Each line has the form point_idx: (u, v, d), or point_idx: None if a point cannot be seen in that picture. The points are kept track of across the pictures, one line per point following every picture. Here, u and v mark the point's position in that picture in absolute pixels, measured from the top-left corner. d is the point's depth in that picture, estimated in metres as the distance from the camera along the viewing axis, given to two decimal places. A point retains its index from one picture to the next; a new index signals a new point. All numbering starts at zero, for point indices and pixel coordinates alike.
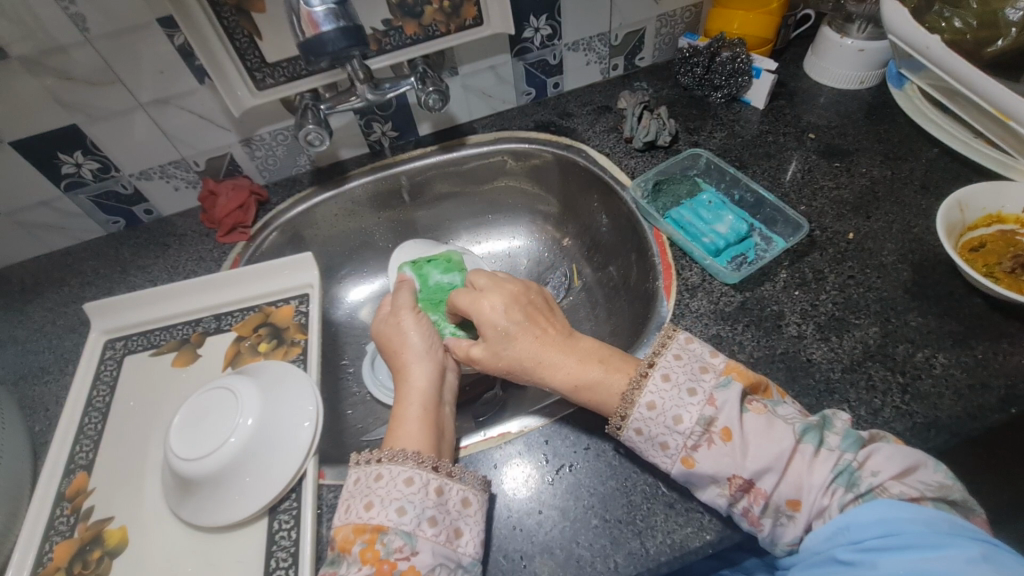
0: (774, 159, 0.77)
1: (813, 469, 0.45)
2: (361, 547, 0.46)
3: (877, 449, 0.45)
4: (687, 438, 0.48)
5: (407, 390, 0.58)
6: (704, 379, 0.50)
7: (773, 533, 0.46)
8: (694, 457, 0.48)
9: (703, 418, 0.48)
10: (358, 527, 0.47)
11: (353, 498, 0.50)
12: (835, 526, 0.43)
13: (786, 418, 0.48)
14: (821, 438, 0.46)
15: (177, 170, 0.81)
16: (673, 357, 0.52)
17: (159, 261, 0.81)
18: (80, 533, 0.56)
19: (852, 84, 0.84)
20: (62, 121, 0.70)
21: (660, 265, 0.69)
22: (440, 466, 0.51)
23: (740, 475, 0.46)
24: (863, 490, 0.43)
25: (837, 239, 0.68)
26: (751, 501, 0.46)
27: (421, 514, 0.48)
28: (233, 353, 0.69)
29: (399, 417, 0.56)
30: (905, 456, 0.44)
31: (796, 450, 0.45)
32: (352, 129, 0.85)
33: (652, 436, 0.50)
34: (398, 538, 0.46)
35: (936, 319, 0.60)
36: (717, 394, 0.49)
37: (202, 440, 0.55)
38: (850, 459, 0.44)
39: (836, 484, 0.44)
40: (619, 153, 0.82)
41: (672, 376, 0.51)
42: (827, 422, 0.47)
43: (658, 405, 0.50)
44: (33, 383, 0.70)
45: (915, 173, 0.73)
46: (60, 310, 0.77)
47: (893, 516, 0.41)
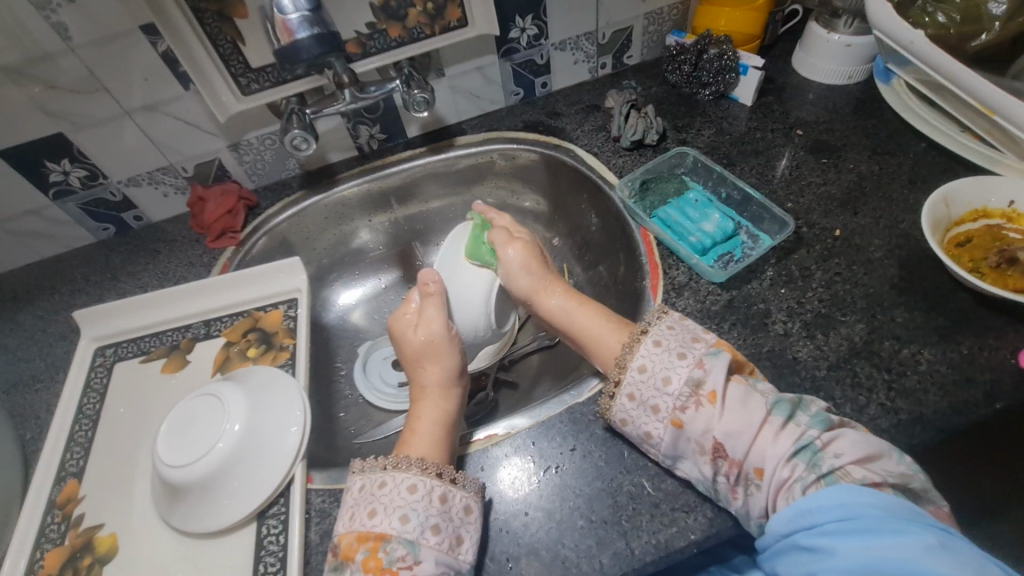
0: (762, 156, 0.77)
1: (778, 439, 0.47)
2: (365, 555, 0.47)
3: (843, 433, 0.47)
4: (676, 400, 0.51)
5: (426, 408, 0.59)
6: (695, 347, 0.53)
7: (745, 505, 0.48)
8: (682, 417, 0.50)
9: (691, 380, 0.51)
10: (361, 535, 0.48)
11: (357, 505, 0.50)
12: (795, 510, 0.44)
13: (762, 390, 0.51)
14: (791, 412, 0.49)
15: (165, 176, 0.81)
16: (667, 327, 0.55)
17: (149, 268, 0.81)
18: (71, 540, 0.56)
19: (839, 79, 0.83)
20: (48, 129, 0.71)
21: (647, 264, 0.69)
22: (444, 472, 0.51)
23: (716, 440, 0.48)
24: (825, 472, 0.45)
25: (824, 236, 0.67)
26: (728, 469, 0.48)
27: (424, 522, 0.48)
28: (223, 358, 0.69)
29: (415, 432, 0.57)
30: (868, 444, 0.46)
31: (766, 421, 0.48)
32: (340, 132, 0.85)
33: (644, 401, 0.52)
34: (401, 547, 0.47)
35: (922, 314, 0.60)
36: (706, 359, 0.51)
37: (190, 447, 0.55)
38: (813, 437, 0.47)
39: (798, 459, 0.46)
40: (606, 152, 0.82)
41: (664, 343, 0.53)
42: (802, 402, 0.50)
43: (649, 368, 0.53)
44: (23, 392, 0.70)
45: (902, 169, 0.73)
46: (50, 318, 0.77)
47: (851, 500, 0.43)
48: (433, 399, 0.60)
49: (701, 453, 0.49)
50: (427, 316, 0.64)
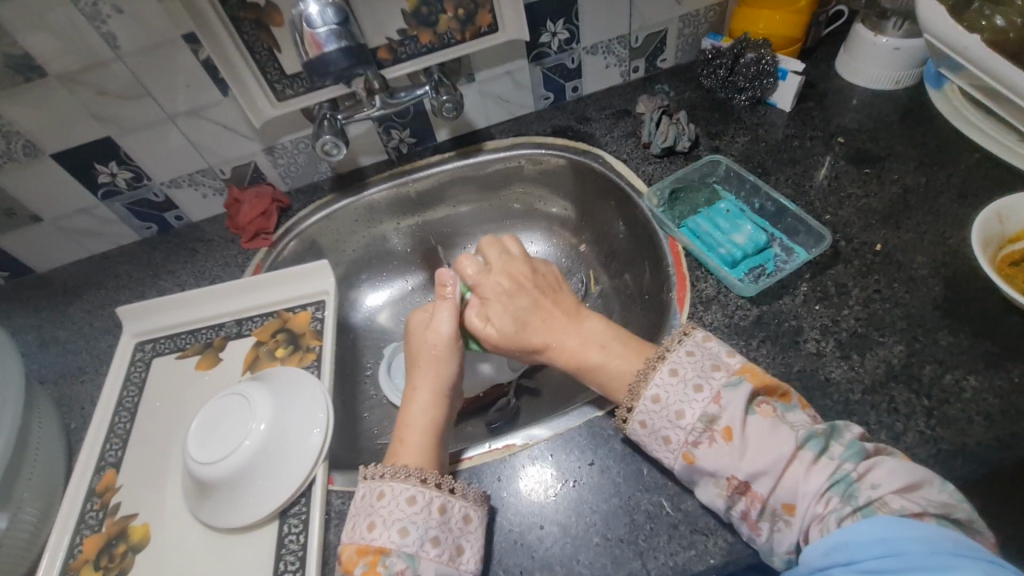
0: (799, 164, 0.74)
1: (810, 475, 0.45)
2: (363, 569, 0.48)
3: (880, 462, 0.45)
4: (689, 434, 0.49)
5: (415, 415, 0.58)
6: (715, 376, 0.50)
7: (770, 541, 0.47)
8: (695, 453, 0.48)
9: (706, 415, 0.49)
10: (360, 548, 0.48)
11: (357, 517, 0.50)
12: (831, 543, 0.42)
13: (793, 424, 0.47)
14: (824, 446, 0.46)
15: (204, 178, 0.84)
16: (685, 353, 0.53)
17: (187, 266, 0.84)
18: (107, 527, 0.59)
19: (886, 84, 0.79)
20: (97, 133, 0.74)
21: (674, 276, 0.67)
22: (442, 483, 0.51)
23: (737, 477, 0.46)
24: (862, 504, 0.43)
25: (863, 251, 0.64)
26: (748, 505, 0.46)
27: (424, 535, 0.48)
28: (252, 357, 0.71)
29: (403, 441, 0.56)
30: (909, 473, 0.44)
31: (795, 456, 0.46)
32: (371, 137, 0.86)
33: (656, 430, 0.51)
34: (400, 560, 0.47)
35: (968, 338, 0.56)
36: (724, 392, 0.49)
37: (218, 444, 0.57)
38: (848, 470, 0.45)
39: (832, 492, 0.44)
40: (636, 159, 0.81)
41: (680, 371, 0.51)
42: (835, 431, 0.47)
43: (661, 400, 0.51)
44: (70, 382, 0.74)
45: (952, 180, 0.69)
46: (96, 312, 0.81)
47: (893, 535, 0.40)
48: (422, 406, 0.59)
49: (718, 486, 0.48)
50: (438, 322, 0.63)
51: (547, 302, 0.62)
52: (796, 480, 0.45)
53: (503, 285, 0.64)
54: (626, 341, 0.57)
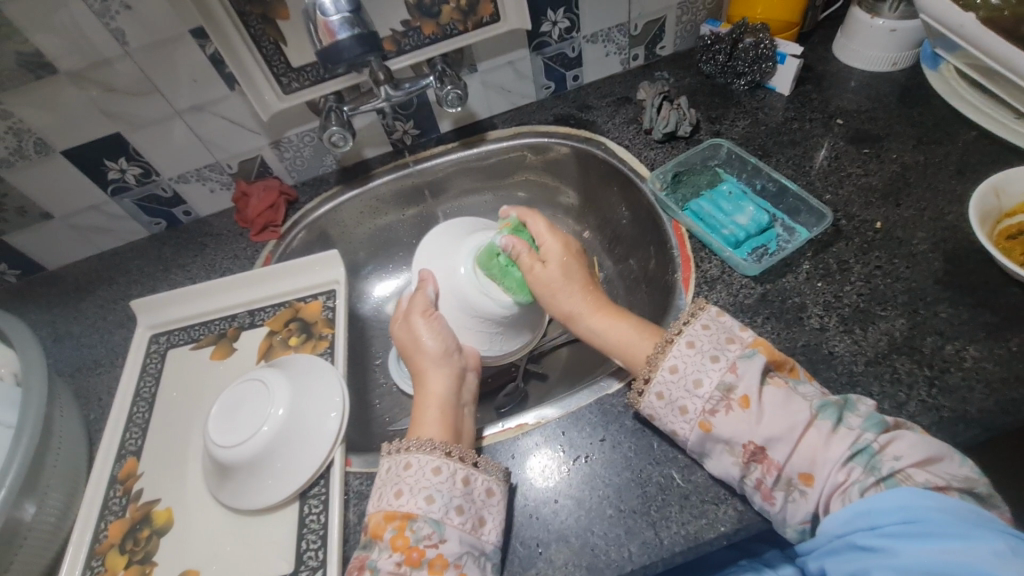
0: (799, 146, 0.75)
1: (830, 443, 0.47)
2: (392, 534, 0.49)
3: (900, 435, 0.46)
4: (705, 403, 0.51)
5: (425, 395, 0.60)
6: (729, 349, 0.52)
7: (784, 512, 0.48)
8: (712, 421, 0.50)
9: (723, 384, 0.51)
10: (388, 514, 0.50)
11: (385, 485, 0.52)
12: (854, 510, 0.44)
13: (806, 395, 0.50)
14: (839, 416, 0.48)
15: (212, 173, 0.85)
16: (701, 326, 0.54)
17: (198, 260, 0.85)
18: (131, 513, 0.60)
19: (883, 66, 0.80)
20: (107, 130, 0.75)
21: (679, 257, 0.69)
22: (466, 457, 0.53)
23: (755, 442, 0.48)
24: (885, 474, 0.45)
25: (863, 228, 0.66)
26: (764, 472, 0.48)
27: (449, 503, 0.50)
28: (266, 346, 0.72)
29: (418, 422, 0.58)
30: (929, 446, 0.46)
31: (811, 424, 0.48)
32: (376, 128, 0.87)
33: (673, 401, 0.52)
34: (427, 525, 0.49)
35: (967, 310, 0.58)
36: (740, 363, 0.51)
37: (239, 429, 0.58)
38: (869, 440, 0.46)
39: (855, 462, 0.46)
40: (638, 145, 0.82)
41: (698, 344, 0.53)
42: (848, 404, 0.49)
43: (679, 369, 0.53)
44: (86, 375, 0.75)
45: (950, 158, 0.70)
46: (110, 307, 0.82)
47: (916, 503, 0.42)
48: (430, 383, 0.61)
49: (734, 455, 0.49)
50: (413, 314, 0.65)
51: (587, 280, 0.65)
52: (816, 450, 0.47)
53: (564, 270, 0.65)
54: (641, 328, 0.60)
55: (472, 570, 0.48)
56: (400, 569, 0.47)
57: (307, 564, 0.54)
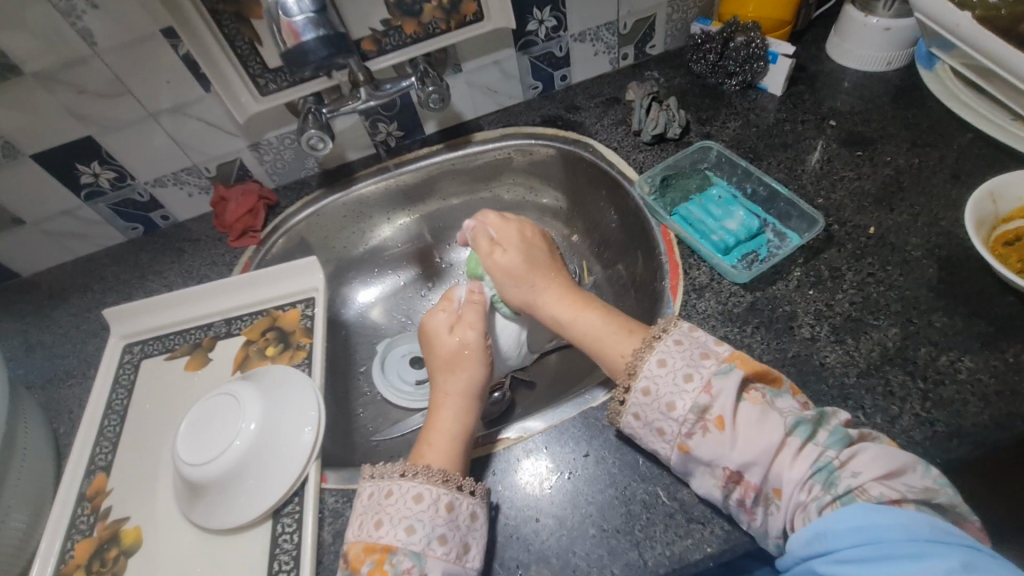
0: (791, 148, 0.73)
1: (794, 463, 0.45)
2: (370, 568, 0.47)
3: (863, 448, 0.44)
4: (681, 426, 0.48)
5: (444, 419, 0.57)
6: (704, 364, 0.49)
7: (763, 525, 0.46)
8: (689, 443, 0.48)
9: (697, 406, 0.48)
10: (367, 547, 0.48)
11: (366, 514, 0.50)
12: (811, 532, 0.41)
13: (782, 410, 0.47)
14: (811, 433, 0.45)
15: (189, 177, 0.82)
16: (674, 341, 0.52)
17: (175, 266, 0.83)
18: (99, 532, 0.58)
19: (877, 65, 0.78)
20: (77, 133, 0.73)
21: (667, 264, 0.67)
22: (453, 480, 0.50)
23: (731, 467, 0.46)
24: (840, 492, 0.42)
25: (856, 234, 0.64)
26: (743, 493, 0.46)
27: (430, 534, 0.48)
28: (242, 357, 0.70)
29: (430, 444, 0.55)
30: (891, 459, 0.43)
31: (783, 444, 0.45)
32: (358, 130, 0.84)
33: (650, 422, 0.50)
34: (406, 559, 0.47)
35: (963, 319, 0.56)
36: (716, 380, 0.48)
37: (208, 445, 0.56)
38: (831, 458, 0.44)
39: (814, 481, 0.44)
40: (627, 147, 0.80)
41: (670, 362, 0.50)
42: (822, 418, 0.46)
43: (653, 391, 0.50)
44: (58, 386, 0.73)
45: (945, 161, 0.68)
46: (83, 315, 0.80)
47: (870, 522, 0.40)
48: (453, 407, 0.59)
49: (713, 476, 0.47)
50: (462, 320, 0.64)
51: (542, 264, 0.66)
52: (782, 468, 0.45)
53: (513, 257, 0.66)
54: (611, 318, 0.58)
55: None
56: None
57: None
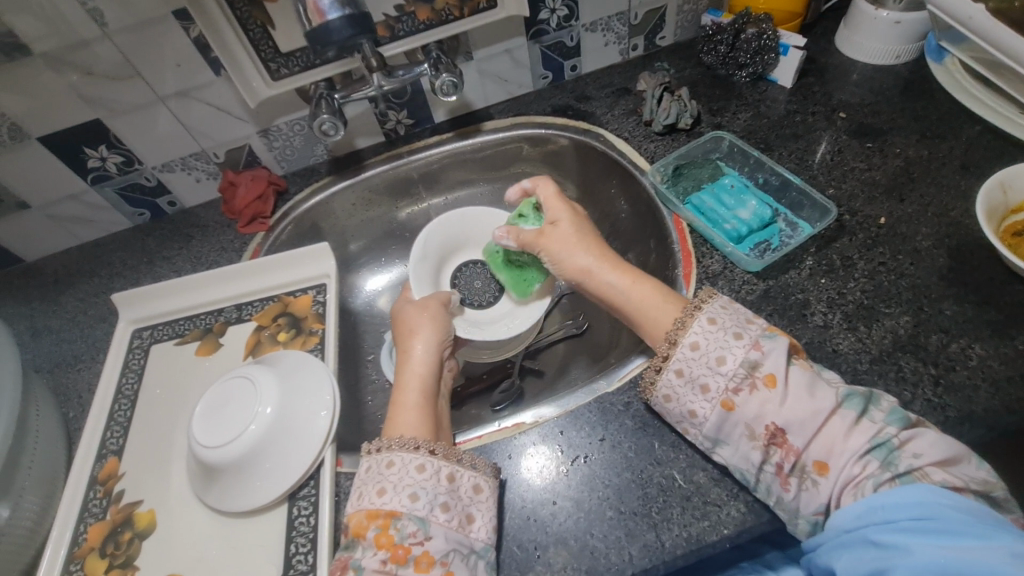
0: (802, 140, 0.74)
1: (850, 435, 0.45)
2: (376, 533, 0.46)
3: (921, 433, 0.45)
4: (729, 381, 0.49)
5: (410, 377, 0.59)
6: (750, 328, 0.51)
7: (797, 500, 0.47)
8: (735, 400, 0.48)
9: (747, 362, 0.49)
10: (371, 513, 0.47)
11: (365, 484, 0.49)
12: (866, 505, 0.43)
13: (831, 382, 0.48)
14: (864, 408, 0.46)
15: (198, 162, 0.82)
16: (721, 306, 0.53)
17: (182, 252, 0.82)
18: (112, 515, 0.58)
19: (885, 59, 0.79)
20: (86, 116, 0.72)
21: (680, 252, 0.67)
22: (450, 453, 0.51)
23: (775, 424, 0.47)
24: (902, 471, 0.44)
25: (867, 223, 0.65)
26: (783, 457, 0.46)
27: (433, 501, 0.48)
28: (254, 342, 0.70)
29: (398, 404, 0.57)
30: (948, 447, 0.44)
31: (835, 412, 0.46)
32: (368, 117, 0.84)
33: (694, 378, 0.50)
34: (411, 523, 0.46)
35: (973, 307, 0.57)
36: (764, 341, 0.49)
37: (224, 428, 0.56)
38: (891, 435, 0.45)
39: (872, 456, 0.44)
40: (638, 137, 0.80)
41: (719, 321, 0.51)
42: (875, 397, 0.47)
43: (701, 347, 0.51)
44: (66, 371, 0.72)
45: (954, 153, 0.69)
46: (90, 301, 0.79)
47: (932, 499, 0.41)
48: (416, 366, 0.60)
49: (751, 437, 0.48)
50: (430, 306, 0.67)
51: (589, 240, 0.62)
52: (833, 437, 0.45)
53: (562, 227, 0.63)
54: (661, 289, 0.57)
55: (461, 568, 0.46)
56: (385, 567, 0.45)
57: (297, 568, 0.52)
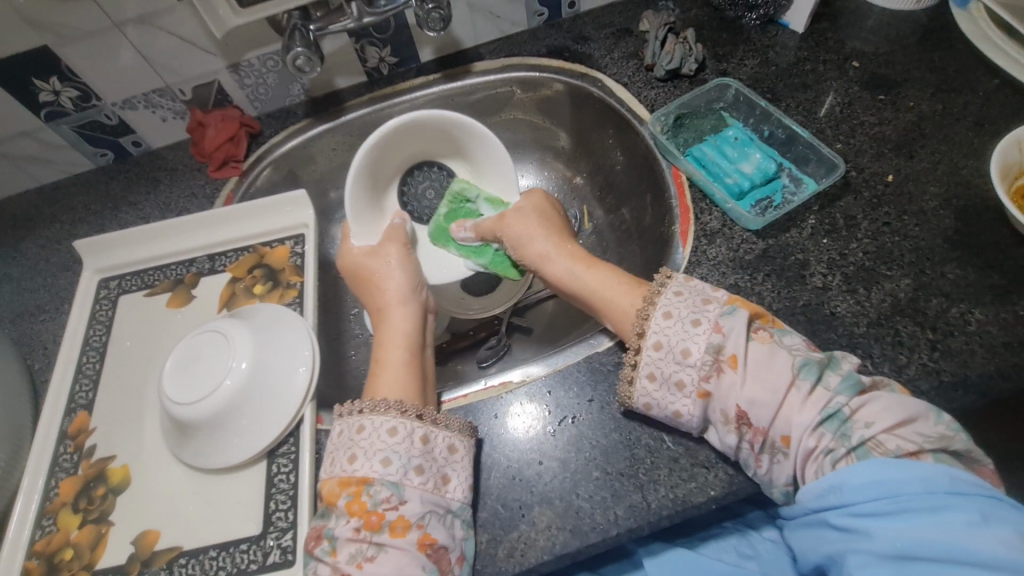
0: (810, 90, 0.70)
1: (804, 406, 0.44)
2: (347, 500, 0.45)
3: (874, 398, 0.44)
4: (699, 370, 0.47)
5: (390, 332, 0.58)
6: (708, 309, 0.49)
7: (769, 473, 0.46)
8: (707, 387, 0.47)
9: (711, 347, 0.47)
10: (342, 480, 0.46)
11: (337, 450, 0.47)
12: (825, 485, 0.42)
13: (790, 349, 0.46)
14: (820, 375, 0.44)
15: (162, 99, 0.75)
16: (684, 283, 0.51)
17: (150, 198, 0.77)
18: (84, 470, 0.56)
19: (906, 3, 0.74)
20: (31, 42, 0.65)
21: (677, 208, 0.64)
22: (424, 414, 0.48)
23: (740, 407, 0.45)
24: (856, 445, 0.42)
25: (873, 181, 0.62)
26: (752, 438, 0.45)
27: (407, 464, 0.46)
28: (228, 295, 0.66)
29: (381, 361, 0.55)
30: (903, 408, 0.43)
31: (792, 385, 0.45)
32: (347, 53, 0.78)
33: (666, 378, 0.48)
34: (384, 488, 0.45)
35: (976, 271, 0.55)
36: (722, 322, 0.47)
37: (195, 385, 0.53)
38: (840, 404, 0.43)
39: (824, 429, 0.43)
40: (637, 83, 0.75)
41: (675, 313, 0.49)
42: (831, 362, 0.46)
43: (664, 344, 0.49)
44: (29, 321, 0.69)
45: (969, 108, 0.65)
46: (53, 247, 0.74)
47: (887, 476, 0.40)
48: (396, 319, 0.59)
49: (725, 422, 0.46)
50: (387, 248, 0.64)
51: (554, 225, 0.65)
52: (790, 412, 0.44)
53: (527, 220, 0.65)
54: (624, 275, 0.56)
55: (438, 530, 0.45)
56: (359, 535, 0.44)
57: (276, 525, 0.51)
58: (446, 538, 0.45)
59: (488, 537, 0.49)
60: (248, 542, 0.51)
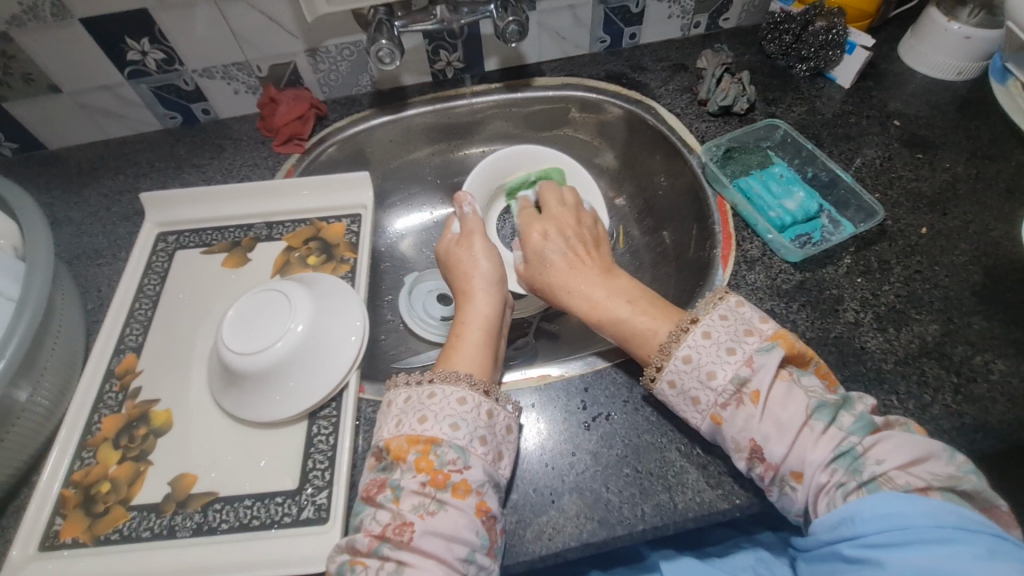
0: (853, 142, 0.74)
1: (817, 444, 0.45)
2: (416, 457, 0.46)
3: (886, 437, 0.45)
4: (718, 396, 0.49)
5: (471, 313, 0.60)
6: (746, 341, 0.49)
7: (780, 502, 0.48)
8: (723, 415, 0.48)
9: (737, 378, 0.48)
10: (412, 438, 0.47)
11: (404, 414, 0.49)
12: (836, 518, 0.43)
13: (807, 389, 0.48)
14: (834, 416, 0.46)
15: (239, 73, 0.79)
16: (719, 316, 0.51)
17: (214, 162, 0.80)
18: (127, 409, 0.58)
19: (947, 74, 0.79)
20: (132, 4, 0.69)
21: (720, 234, 0.68)
22: (490, 391, 0.51)
23: (756, 440, 0.47)
24: (866, 479, 0.43)
25: (908, 232, 0.65)
26: (763, 471, 0.47)
27: (473, 433, 0.48)
28: (283, 262, 0.69)
29: (461, 339, 0.58)
30: (914, 447, 0.44)
31: (805, 424, 0.46)
32: (419, 54, 0.82)
33: (685, 390, 0.50)
34: (452, 451, 0.47)
35: (1001, 325, 0.58)
36: (757, 357, 0.48)
37: (254, 338, 0.56)
38: (853, 443, 0.44)
39: (837, 465, 0.44)
40: (689, 116, 0.79)
41: (713, 335, 0.50)
42: (846, 403, 0.47)
43: (693, 360, 0.50)
44: (86, 264, 0.71)
45: (1001, 176, 0.70)
46: (114, 198, 0.77)
47: (899, 510, 0.41)
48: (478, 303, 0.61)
49: (737, 450, 0.48)
50: (470, 234, 0.66)
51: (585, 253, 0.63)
52: (803, 449, 0.45)
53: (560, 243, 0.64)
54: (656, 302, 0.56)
55: (491, 499, 0.47)
56: (424, 489, 0.45)
57: (312, 483, 0.53)
58: (496, 508, 0.47)
59: (518, 519, 0.50)
60: (284, 496, 0.52)
